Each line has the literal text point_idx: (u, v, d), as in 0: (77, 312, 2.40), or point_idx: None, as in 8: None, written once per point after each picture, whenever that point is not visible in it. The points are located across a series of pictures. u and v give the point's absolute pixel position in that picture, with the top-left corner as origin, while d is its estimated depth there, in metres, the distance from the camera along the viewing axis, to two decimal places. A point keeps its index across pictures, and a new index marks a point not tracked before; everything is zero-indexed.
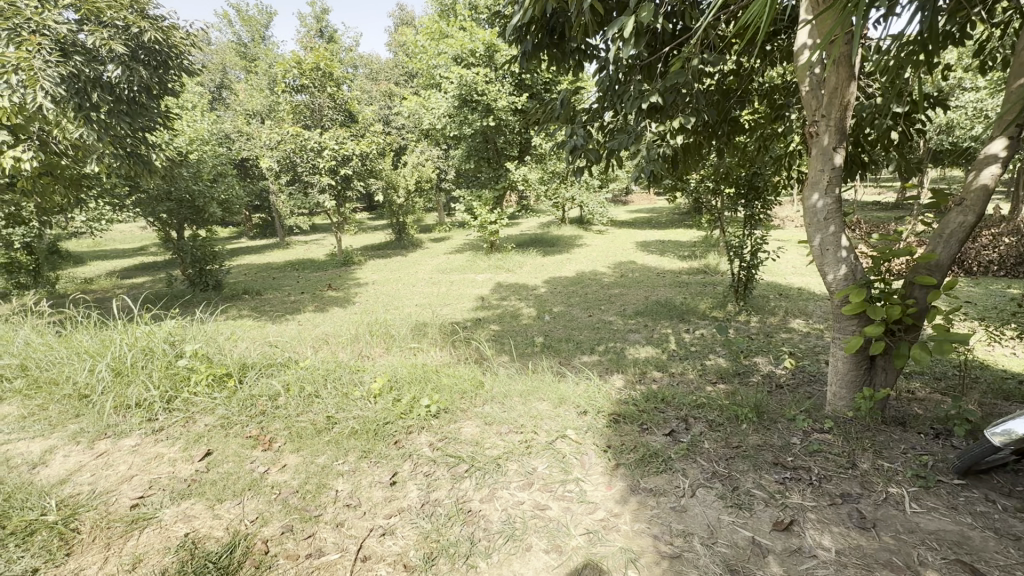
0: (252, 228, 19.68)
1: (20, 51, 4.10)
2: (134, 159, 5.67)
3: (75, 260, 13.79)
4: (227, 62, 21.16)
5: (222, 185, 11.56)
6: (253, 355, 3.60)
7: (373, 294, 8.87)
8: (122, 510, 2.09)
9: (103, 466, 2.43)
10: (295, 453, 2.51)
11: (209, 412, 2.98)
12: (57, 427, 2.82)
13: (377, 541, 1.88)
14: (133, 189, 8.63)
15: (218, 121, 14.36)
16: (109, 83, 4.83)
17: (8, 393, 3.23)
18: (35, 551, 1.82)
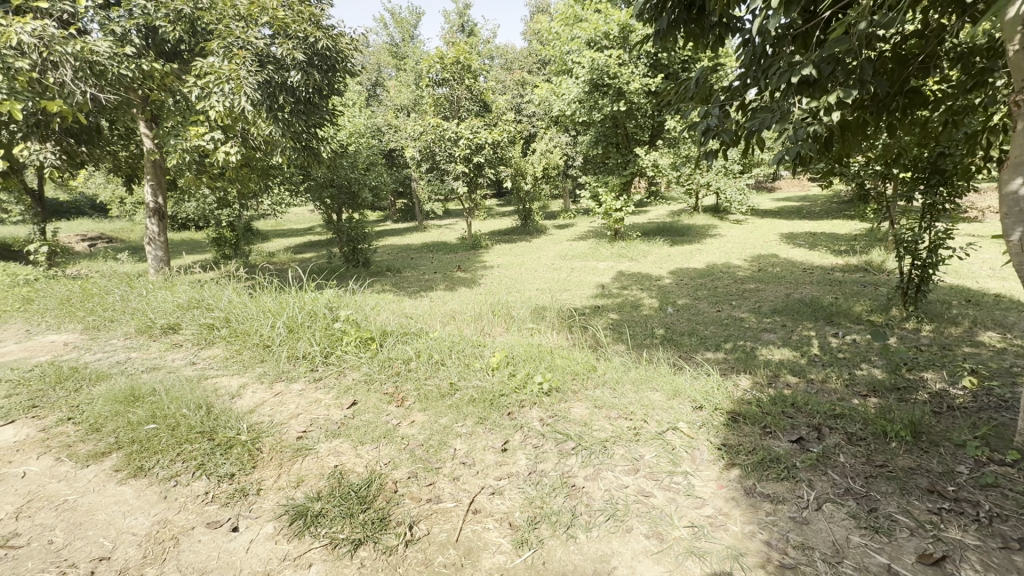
0: (396, 212, 21.79)
1: (232, 65, 5.19)
2: (307, 151, 6.63)
3: (263, 237, 16.70)
4: (381, 62, 23.62)
5: (374, 173, 12.99)
6: (392, 324, 4.09)
7: (498, 277, 9.32)
8: (291, 439, 2.57)
9: (278, 402, 3.00)
10: (422, 412, 2.81)
11: (356, 367, 3.47)
12: (248, 368, 3.53)
13: (487, 498, 2.06)
14: (306, 177, 10.15)
15: (372, 116, 16.11)
16: (292, 87, 5.73)
17: (217, 339, 4.11)
18: (233, 460, 2.37)
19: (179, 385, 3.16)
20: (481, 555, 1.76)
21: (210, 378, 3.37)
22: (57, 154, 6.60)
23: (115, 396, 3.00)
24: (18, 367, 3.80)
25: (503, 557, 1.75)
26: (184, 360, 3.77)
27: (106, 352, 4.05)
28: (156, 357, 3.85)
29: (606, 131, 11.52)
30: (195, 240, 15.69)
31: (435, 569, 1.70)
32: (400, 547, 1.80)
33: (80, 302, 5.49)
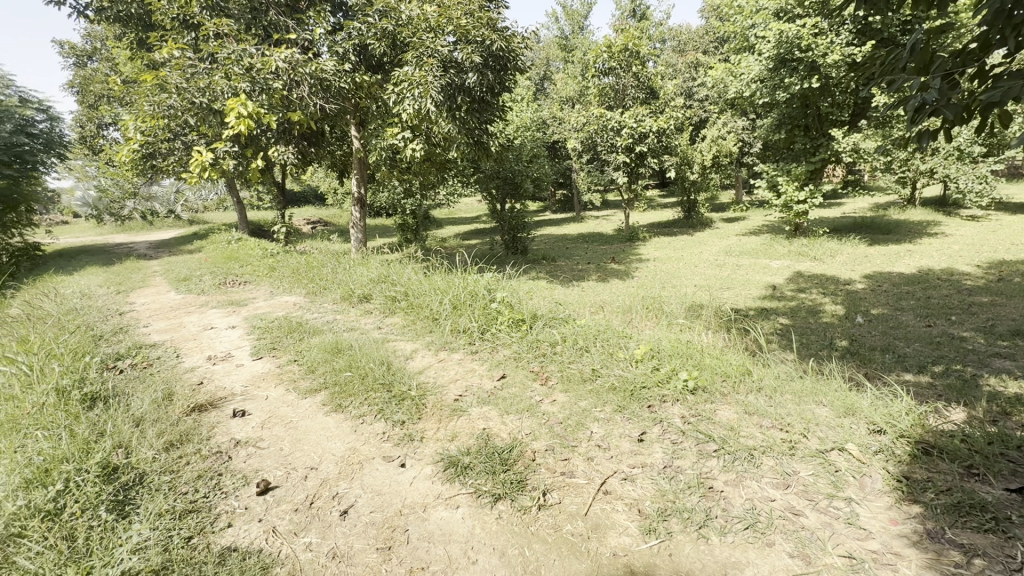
0: (555, 203, 22.31)
1: (422, 72, 5.92)
2: (478, 145, 7.24)
3: (438, 224, 18.72)
4: (550, 56, 24.31)
5: (537, 164, 13.54)
6: (542, 308, 4.31)
7: (653, 271, 9.01)
8: (449, 400, 2.94)
9: (441, 368, 3.44)
10: (563, 392, 2.96)
11: (507, 345, 3.77)
12: (420, 336, 4.10)
13: (618, 482, 2.11)
14: (476, 170, 11.07)
15: (538, 109, 16.73)
16: (468, 88, 6.33)
17: (398, 309, 4.84)
18: (405, 410, 2.82)
19: (369, 344, 3.83)
20: (608, 533, 1.83)
21: (391, 341, 4.01)
22: (296, 154, 8.34)
23: (326, 347, 3.78)
24: (266, 318, 5.00)
25: (629, 539, 1.80)
26: (373, 324, 4.54)
27: (321, 313, 5.07)
28: (354, 320, 4.72)
29: (793, 113, 10.16)
30: (386, 225, 18.31)
31: (563, 535, 1.83)
32: (533, 509, 1.96)
33: (305, 272, 6.92)
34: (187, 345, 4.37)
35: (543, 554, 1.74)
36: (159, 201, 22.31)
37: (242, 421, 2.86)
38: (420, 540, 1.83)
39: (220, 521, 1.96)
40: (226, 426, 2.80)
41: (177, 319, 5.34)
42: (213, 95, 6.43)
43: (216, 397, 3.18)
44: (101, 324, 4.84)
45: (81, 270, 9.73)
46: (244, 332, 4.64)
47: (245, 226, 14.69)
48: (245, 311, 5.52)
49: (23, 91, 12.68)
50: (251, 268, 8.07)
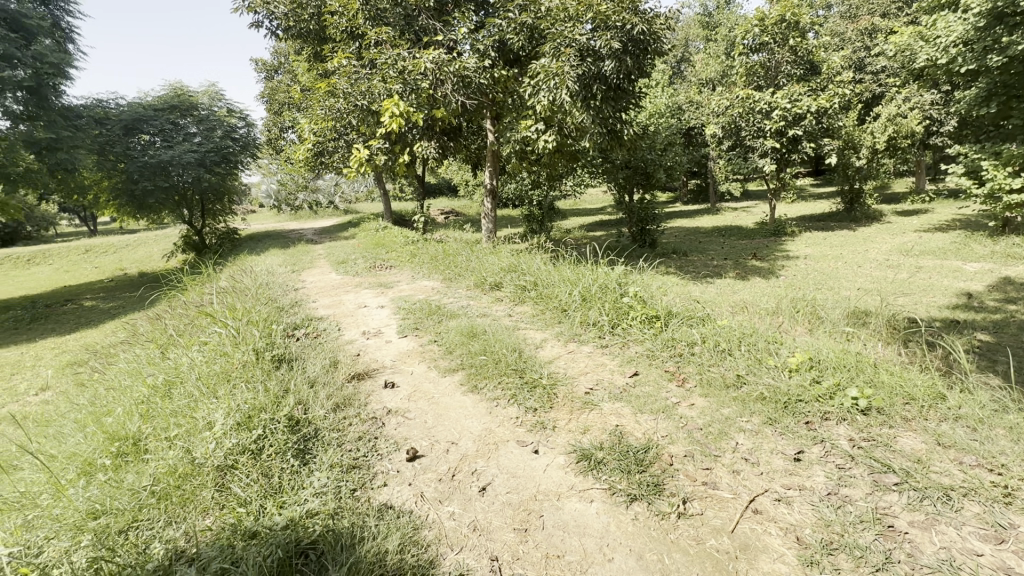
0: (687, 193, 20.97)
1: (560, 63, 5.91)
2: (610, 135, 7.09)
3: (563, 216, 18.79)
4: (690, 36, 22.82)
5: (671, 153, 12.83)
6: (678, 305, 4.07)
7: (804, 270, 8.02)
8: (580, 392, 2.93)
9: (570, 359, 3.44)
10: (703, 397, 2.77)
11: (639, 342, 3.63)
12: (549, 326, 4.16)
13: (771, 503, 1.91)
14: (605, 160, 10.85)
15: (674, 94, 15.81)
16: (605, 75, 6.20)
17: (527, 298, 4.96)
18: (536, 398, 2.88)
19: (501, 331, 3.98)
20: (759, 556, 1.68)
21: (521, 329, 4.13)
22: (437, 149, 8.96)
23: (462, 331, 4.02)
24: (409, 300, 5.48)
25: (785, 568, 1.62)
26: (504, 312, 4.72)
27: (457, 298, 5.41)
28: (487, 307, 4.95)
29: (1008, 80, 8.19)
30: (513, 216, 18.89)
31: (706, 549, 1.71)
32: (672, 515, 1.87)
33: (442, 259, 7.42)
34: (346, 320, 4.97)
35: (683, 566, 1.65)
36: (323, 193, 25.69)
37: (392, 392, 3.17)
38: (555, 527, 1.86)
39: (377, 480, 2.20)
40: (378, 395, 3.13)
41: (337, 297, 6.10)
42: (372, 97, 7.22)
43: (370, 368, 3.57)
44: (282, 298, 5.74)
45: (266, 252, 11.65)
46: (391, 312, 5.13)
47: (390, 215, 16.23)
48: (391, 293, 6.11)
49: (230, 102, 15.44)
50: (396, 254, 8.89)
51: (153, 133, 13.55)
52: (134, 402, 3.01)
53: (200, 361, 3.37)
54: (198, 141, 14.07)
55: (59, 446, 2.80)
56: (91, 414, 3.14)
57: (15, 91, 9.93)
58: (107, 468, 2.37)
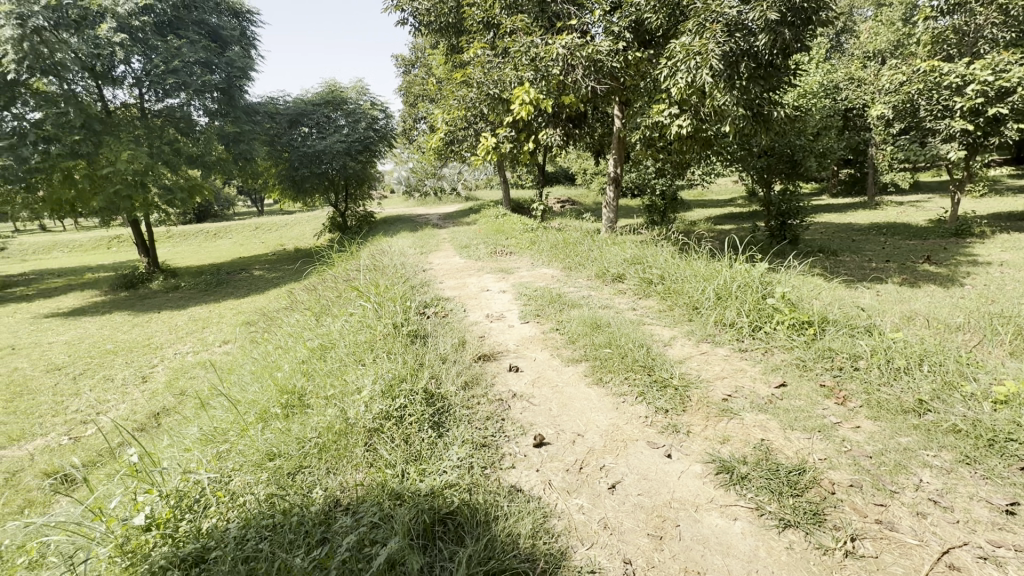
0: (837, 185, 18.42)
1: (704, 40, 5.45)
2: (755, 118, 6.42)
3: (687, 207, 17.65)
4: (856, 3, 19.82)
5: (823, 138, 11.30)
6: (836, 312, 3.56)
7: (997, 279, 6.58)
8: (717, 398, 2.70)
9: (704, 361, 3.20)
10: (871, 419, 2.39)
11: (785, 349, 3.25)
12: (678, 324, 3.91)
13: (973, 560, 1.58)
14: (743, 146, 9.91)
15: (831, 71, 13.87)
16: (755, 51, 5.60)
17: (653, 292, 4.71)
18: (667, 399, 2.72)
19: (627, 324, 3.83)
20: None
21: (648, 324, 3.94)
22: (562, 136, 8.89)
23: (585, 321, 3.94)
24: (530, 287, 5.53)
25: None
26: (628, 305, 4.55)
27: (577, 288, 5.34)
28: (609, 298, 4.82)
29: None
30: (632, 206, 18.21)
31: None
32: (837, 552, 1.63)
33: (562, 248, 7.38)
34: (470, 302, 5.17)
35: None
36: (447, 180, 27.10)
37: (516, 375, 3.22)
38: (694, 541, 1.73)
39: (506, 461, 2.24)
40: (504, 377, 3.20)
41: (462, 280, 6.38)
42: (503, 85, 7.37)
43: (495, 350, 3.67)
44: (414, 277, 6.15)
45: (398, 234, 12.63)
46: (513, 298, 5.22)
47: (509, 202, 16.62)
48: (512, 279, 6.22)
49: (373, 96, 16.85)
50: (516, 241, 9.05)
51: (311, 125, 15.36)
52: (297, 361, 3.45)
53: (349, 331, 3.74)
54: (346, 132, 15.64)
55: (243, 393, 3.33)
56: (266, 368, 3.67)
57: (213, 92, 11.88)
58: (279, 416, 2.76)
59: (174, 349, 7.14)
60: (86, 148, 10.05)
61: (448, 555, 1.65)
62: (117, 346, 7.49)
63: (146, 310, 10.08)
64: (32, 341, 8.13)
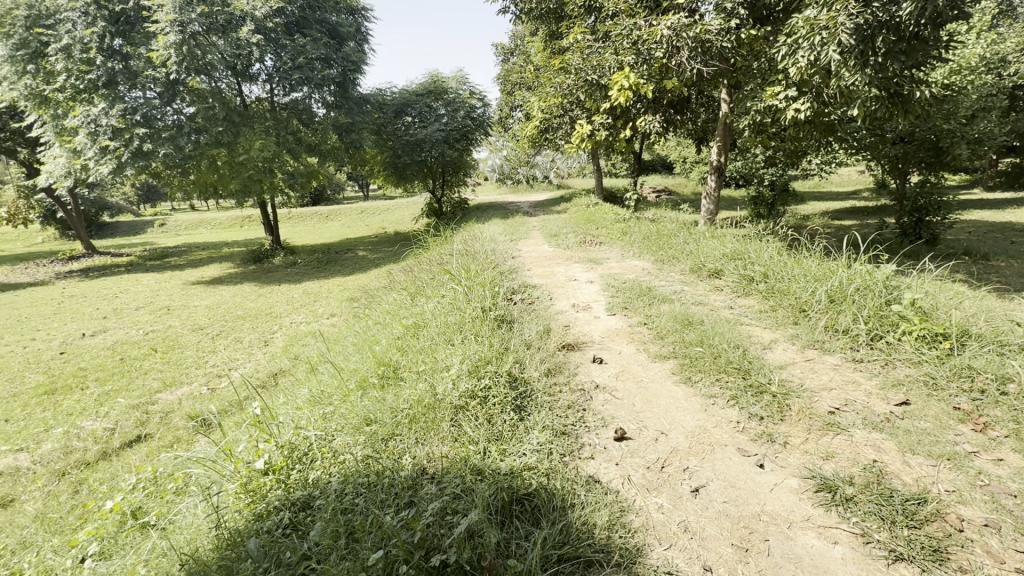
0: (996, 176, 15.65)
1: (832, 12, 4.88)
2: (891, 99, 5.64)
3: (800, 199, 16.07)
4: None
5: (980, 121, 9.64)
6: (981, 325, 3.07)
7: None
8: (822, 410, 2.46)
9: (809, 369, 2.93)
10: (1018, 453, 2.04)
11: (911, 363, 2.87)
12: (781, 326, 3.61)
13: None
14: (874, 131, 8.77)
15: (996, 40, 11.73)
16: (896, 23, 4.90)
17: (754, 291, 4.38)
18: (762, 405, 2.54)
19: (722, 323, 3.61)
20: None
21: (746, 325, 3.68)
22: (661, 123, 8.49)
23: (675, 317, 3.78)
24: (619, 279, 5.40)
25: None
26: (724, 303, 4.28)
27: (669, 282, 5.11)
28: (703, 294, 4.57)
29: None
30: (735, 197, 16.97)
31: None
32: None
33: (655, 239, 7.10)
34: (557, 291, 5.17)
35: None
36: (539, 168, 27.12)
37: (600, 367, 3.18)
38: (784, 559, 1.61)
39: (585, 451, 2.24)
40: (587, 368, 3.18)
41: (550, 268, 6.39)
42: (602, 71, 7.20)
43: (579, 340, 3.65)
44: (504, 263, 6.28)
45: (490, 221, 12.96)
46: (601, 289, 5.14)
47: (601, 191, 16.28)
48: (600, 270, 6.12)
49: (472, 85, 17.27)
50: (607, 231, 8.86)
51: (413, 115, 16.16)
52: (393, 337, 3.73)
53: (440, 312, 3.94)
54: (446, 120, 16.22)
55: (346, 362, 3.66)
56: (366, 341, 4.00)
57: (330, 85, 12.94)
58: (376, 385, 3.01)
59: (290, 318, 8.00)
60: (228, 138, 11.49)
61: (524, 534, 1.70)
62: (245, 312, 8.55)
63: (270, 282, 11.36)
64: (182, 304, 9.55)
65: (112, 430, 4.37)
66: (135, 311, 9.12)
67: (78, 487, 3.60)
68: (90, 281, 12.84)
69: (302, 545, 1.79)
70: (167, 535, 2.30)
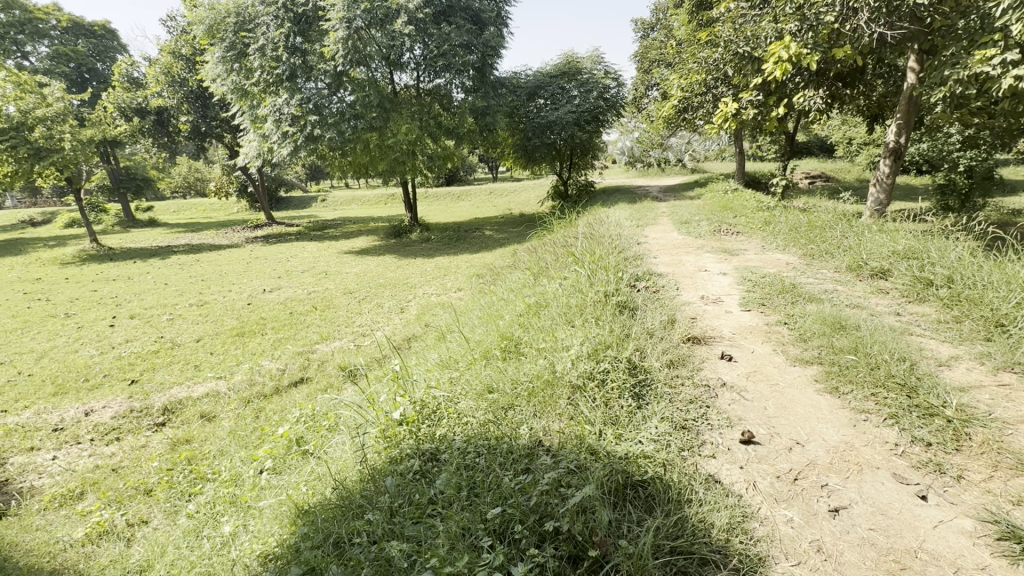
0: None
1: None
2: None
3: (1008, 189, 13.00)
4: None
5: None
6: None
7: None
8: (1016, 446, 2.03)
9: (1002, 395, 2.41)
10: None
11: None
12: (966, 341, 3.01)
13: None
14: None
15: None
16: None
17: (931, 297, 3.70)
18: (932, 430, 2.17)
19: (884, 330, 3.13)
20: None
21: (916, 335, 3.14)
22: (825, 99, 7.42)
23: (824, 319, 3.37)
24: (757, 272, 4.94)
25: None
26: (889, 308, 3.69)
27: (818, 280, 4.54)
28: (861, 296, 3.99)
29: None
30: (914, 185, 14.30)
31: None
32: None
33: (805, 231, 6.33)
34: (685, 281, 4.91)
35: None
36: (673, 150, 25.56)
37: (729, 365, 2.97)
38: None
39: (706, 448, 2.14)
40: (714, 364, 2.99)
41: (678, 257, 6.06)
42: (756, 42, 6.53)
43: (707, 334, 3.43)
44: (628, 249, 6.10)
45: (616, 205, 12.65)
46: (735, 282, 4.76)
47: (742, 177, 14.89)
48: (736, 261, 5.65)
49: (608, 64, 16.75)
50: (746, 220, 8.10)
51: (546, 97, 16.28)
52: (515, 314, 3.89)
53: (562, 293, 3.99)
54: (578, 102, 16.04)
55: (472, 333, 3.92)
56: (491, 315, 4.22)
57: (470, 71, 13.49)
58: (499, 357, 3.19)
59: (423, 290, 8.72)
60: (380, 122, 12.72)
61: (636, 519, 1.70)
62: (386, 281, 9.52)
63: (407, 256, 12.47)
64: (336, 270, 10.95)
65: (283, 371, 5.25)
66: (302, 274, 10.70)
67: (259, 413, 4.40)
68: (270, 246, 15.32)
69: (429, 491, 2.01)
70: (322, 462, 2.75)
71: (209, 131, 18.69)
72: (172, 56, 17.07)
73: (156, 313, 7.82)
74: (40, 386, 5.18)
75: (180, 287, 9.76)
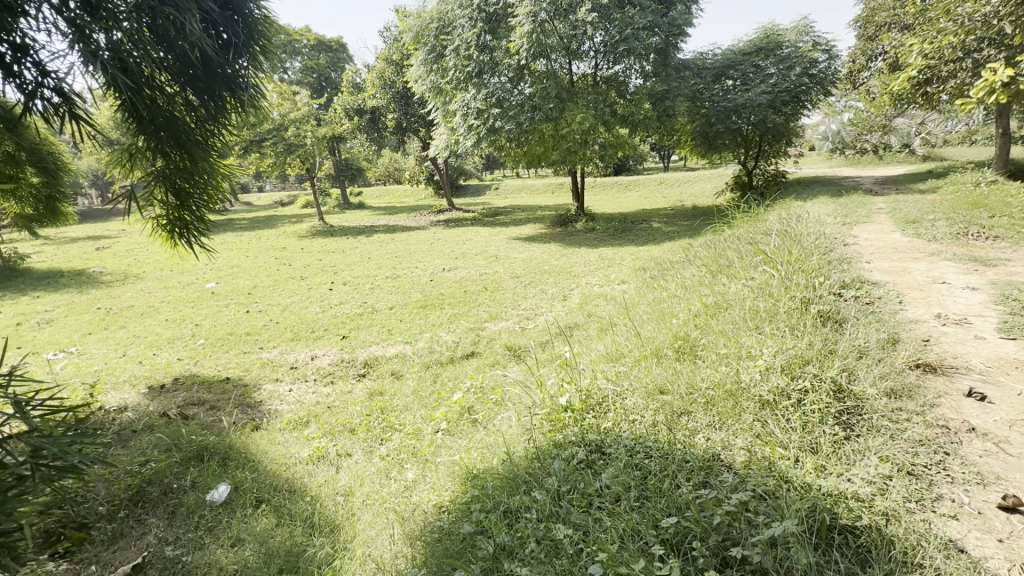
0: None
1: None
2: None
3: None
4: None
5: None
6: None
7: None
8: None
9: None
10: None
11: None
12: None
13: None
14: None
15: None
16: None
17: None
18: None
19: None
20: None
21: None
22: None
23: None
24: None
25: None
26: None
27: None
28: None
29: None
30: None
31: None
32: None
33: None
34: (912, 294, 3.99)
35: None
36: (898, 133, 20.99)
37: (980, 407, 2.29)
38: None
39: (943, 506, 1.66)
40: (957, 403, 2.31)
41: (902, 263, 4.95)
42: None
43: (947, 363, 2.69)
44: (833, 250, 5.20)
45: (815, 199, 10.90)
46: (990, 301, 3.70)
47: (1003, 165, 11.53)
48: (991, 274, 4.40)
49: (817, 35, 14.38)
50: (1010, 221, 6.24)
51: (736, 78, 14.77)
52: (690, 314, 3.64)
53: (747, 295, 3.59)
54: (774, 81, 14.18)
55: (641, 328, 3.79)
56: (661, 312, 4.02)
57: (651, 54, 12.86)
58: (671, 357, 3.03)
59: (586, 279, 8.74)
60: (555, 113, 12.96)
61: (843, 570, 1.44)
62: (550, 268, 9.78)
63: (572, 244, 12.61)
64: (505, 255, 11.60)
65: (457, 343, 5.79)
66: (476, 256, 11.61)
67: (437, 377, 4.94)
68: (450, 230, 16.94)
69: (596, 482, 2.01)
70: (490, 432, 2.96)
71: (409, 126, 21.36)
72: (385, 62, 19.93)
73: (361, 282, 9.29)
74: (283, 332, 6.59)
75: (380, 261, 11.43)
